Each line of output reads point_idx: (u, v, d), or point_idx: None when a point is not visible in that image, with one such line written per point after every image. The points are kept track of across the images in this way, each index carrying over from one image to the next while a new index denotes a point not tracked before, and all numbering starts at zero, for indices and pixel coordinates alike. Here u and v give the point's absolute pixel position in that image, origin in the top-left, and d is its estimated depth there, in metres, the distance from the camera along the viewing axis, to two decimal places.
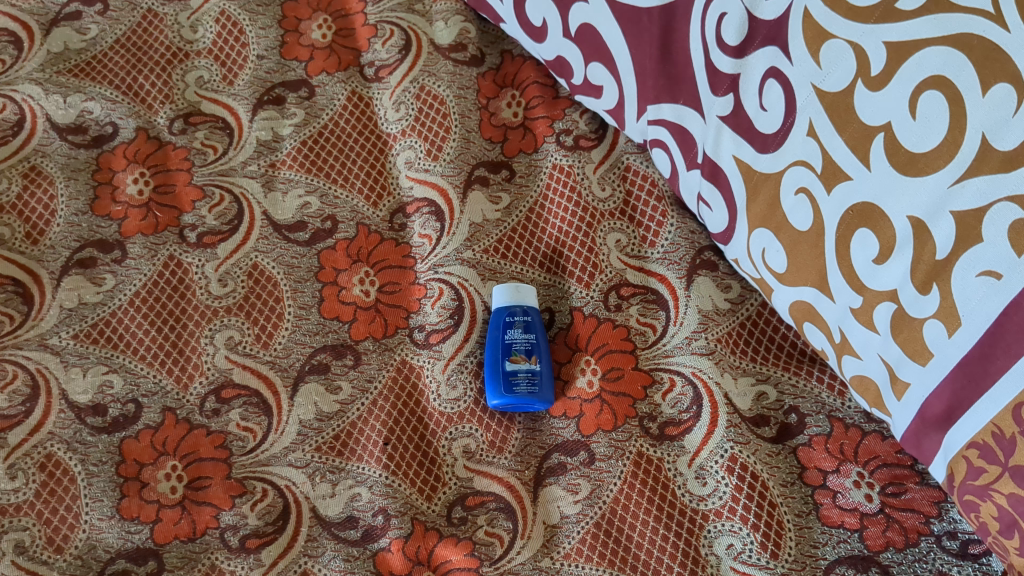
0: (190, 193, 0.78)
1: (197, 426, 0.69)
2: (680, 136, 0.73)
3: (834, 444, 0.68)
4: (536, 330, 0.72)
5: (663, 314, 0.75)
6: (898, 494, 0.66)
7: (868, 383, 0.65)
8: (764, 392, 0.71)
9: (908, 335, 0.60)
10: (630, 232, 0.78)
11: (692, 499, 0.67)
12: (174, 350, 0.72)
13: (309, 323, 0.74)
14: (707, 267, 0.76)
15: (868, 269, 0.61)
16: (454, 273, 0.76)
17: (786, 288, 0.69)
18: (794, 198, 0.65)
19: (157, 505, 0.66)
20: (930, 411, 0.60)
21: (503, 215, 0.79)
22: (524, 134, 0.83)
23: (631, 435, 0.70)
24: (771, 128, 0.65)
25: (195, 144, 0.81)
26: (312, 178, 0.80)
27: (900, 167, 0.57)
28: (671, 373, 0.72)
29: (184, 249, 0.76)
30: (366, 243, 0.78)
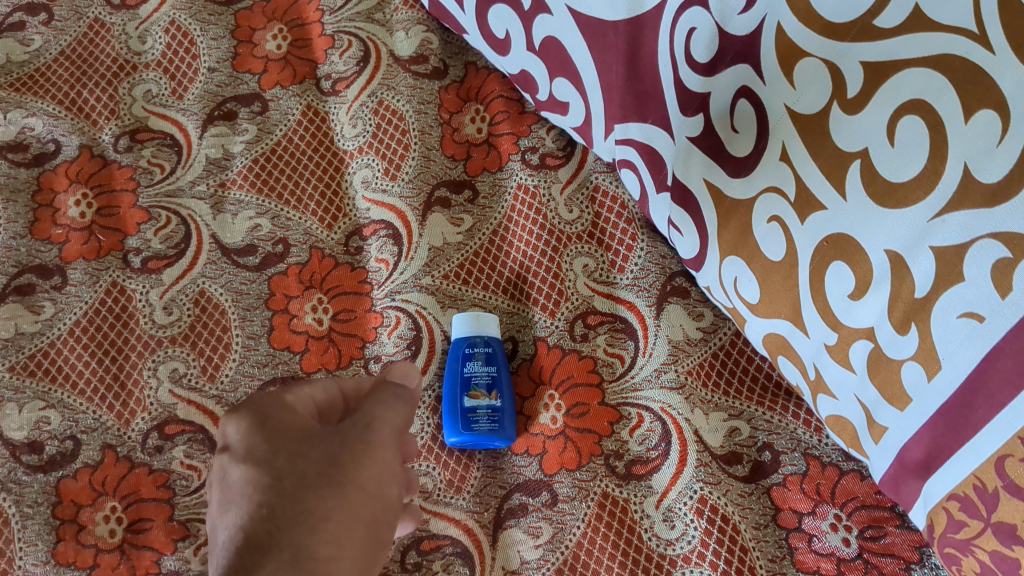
0: (135, 215, 0.75)
1: (139, 465, 0.66)
2: (649, 157, 0.69)
3: (811, 484, 0.65)
4: (497, 363, 0.68)
5: (632, 345, 0.71)
6: (877, 537, 0.62)
7: (844, 424, 0.61)
8: (736, 428, 0.67)
9: (885, 377, 0.56)
10: (598, 255, 0.74)
11: (659, 544, 0.64)
12: (115, 384, 0.69)
13: (257, 355, 0.70)
14: (678, 294, 0.72)
15: (843, 304, 0.57)
16: (411, 301, 0.72)
17: (758, 320, 0.65)
18: (767, 226, 0.61)
19: (95, 549, 0.63)
20: (909, 457, 0.56)
21: (465, 238, 0.75)
22: (488, 151, 0.78)
23: (596, 475, 0.66)
24: (743, 151, 0.61)
25: (142, 162, 0.77)
26: (263, 200, 0.76)
27: (877, 197, 0.53)
28: (639, 408, 0.68)
29: (128, 275, 0.72)
30: (319, 268, 0.73)
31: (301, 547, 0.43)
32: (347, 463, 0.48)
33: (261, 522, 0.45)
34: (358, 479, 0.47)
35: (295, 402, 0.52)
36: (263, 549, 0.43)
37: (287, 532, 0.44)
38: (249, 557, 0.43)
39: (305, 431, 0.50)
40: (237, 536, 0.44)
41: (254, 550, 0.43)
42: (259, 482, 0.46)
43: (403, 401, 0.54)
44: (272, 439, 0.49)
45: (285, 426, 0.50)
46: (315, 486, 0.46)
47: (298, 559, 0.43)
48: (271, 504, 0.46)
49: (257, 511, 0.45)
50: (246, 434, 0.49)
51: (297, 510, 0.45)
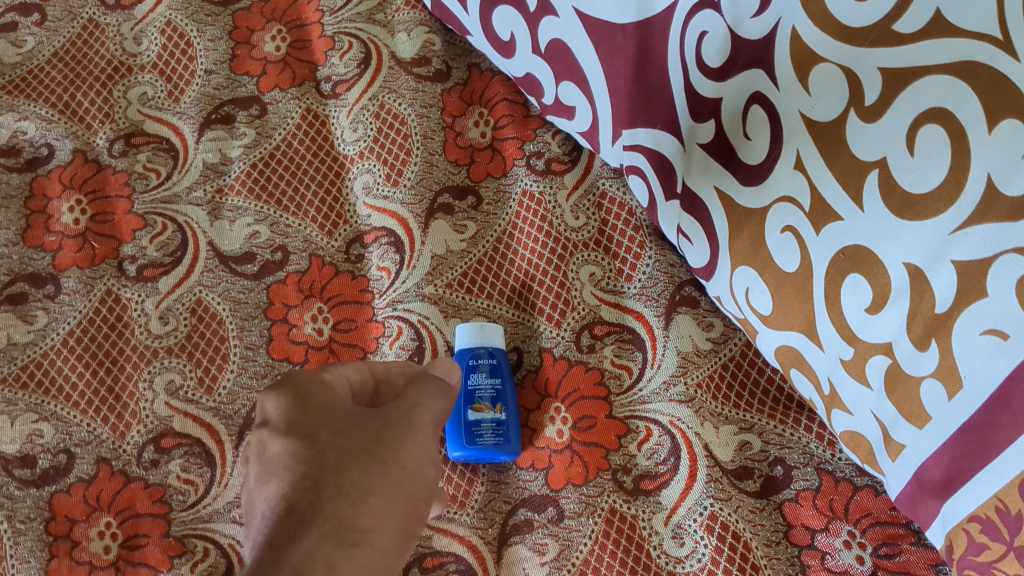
0: (130, 222, 0.73)
1: (135, 479, 0.65)
2: (658, 164, 0.67)
3: (824, 500, 0.63)
4: (502, 375, 0.66)
5: (640, 355, 0.69)
6: (892, 555, 0.60)
7: (859, 440, 0.60)
8: (747, 442, 0.66)
9: (903, 394, 0.54)
10: (605, 264, 0.72)
11: (668, 561, 0.62)
12: (110, 396, 0.67)
13: (256, 366, 0.68)
14: (687, 303, 0.70)
15: (860, 318, 0.55)
16: (413, 310, 0.70)
17: (771, 331, 0.63)
18: (780, 237, 0.59)
19: (88, 566, 0.61)
20: (928, 476, 0.55)
21: (468, 246, 0.73)
22: (492, 156, 0.77)
23: (603, 490, 0.65)
24: (756, 159, 0.60)
25: (137, 167, 0.75)
26: (261, 206, 0.74)
27: (896, 209, 0.51)
28: (648, 421, 0.67)
29: (123, 283, 0.71)
30: (319, 276, 0.72)
31: (343, 519, 0.44)
32: (390, 442, 0.48)
33: (304, 493, 0.44)
34: (399, 458, 0.47)
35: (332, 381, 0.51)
36: (307, 518, 0.43)
37: (330, 504, 0.44)
38: (292, 524, 0.43)
39: (345, 411, 0.50)
40: (279, 504, 0.44)
41: (296, 519, 0.43)
42: (301, 453, 0.46)
43: (443, 392, 0.54)
44: (313, 416, 0.49)
45: (326, 404, 0.49)
46: (359, 460, 0.46)
47: (340, 530, 0.43)
48: (314, 476, 0.45)
49: (300, 482, 0.45)
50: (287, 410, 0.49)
51: (340, 483, 0.45)
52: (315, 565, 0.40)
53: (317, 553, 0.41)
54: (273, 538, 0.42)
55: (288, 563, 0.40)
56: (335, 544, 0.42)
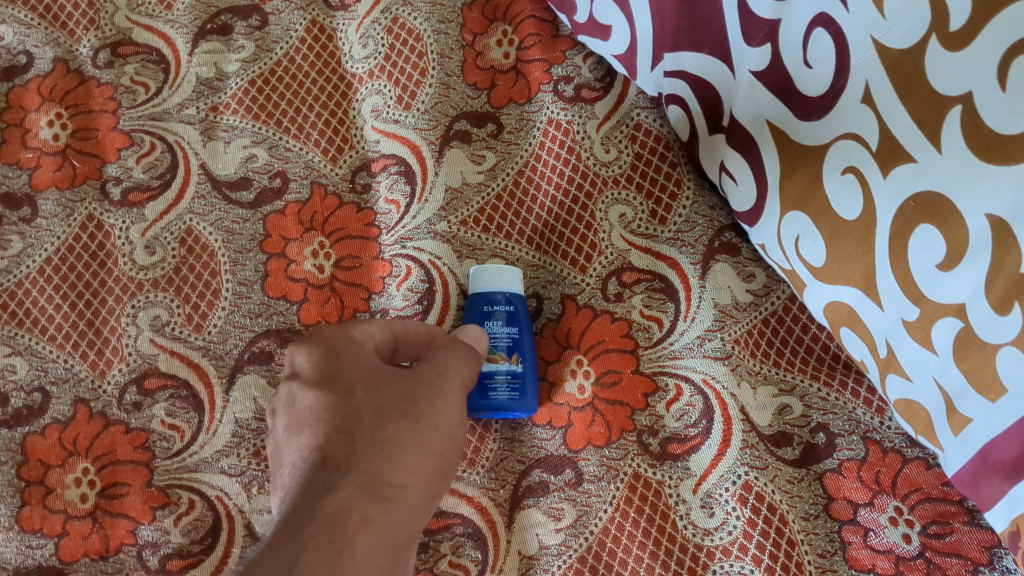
0: (115, 139, 0.66)
1: (115, 423, 0.59)
2: (704, 93, 0.61)
3: (869, 472, 0.57)
4: (520, 323, 0.60)
5: (672, 307, 0.62)
6: (942, 535, 0.54)
7: (916, 409, 0.54)
8: (787, 405, 0.60)
9: (975, 362, 0.48)
10: (637, 203, 0.65)
11: (695, 533, 0.57)
12: (89, 331, 0.62)
13: (249, 304, 0.62)
14: (727, 250, 0.63)
15: (930, 275, 0.49)
16: (424, 249, 0.64)
17: (822, 285, 0.57)
18: (841, 179, 0.53)
19: (63, 516, 0.57)
20: (996, 455, 0.48)
21: (486, 178, 0.66)
22: (516, 80, 0.69)
23: (626, 453, 0.59)
24: (816, 91, 0.52)
25: (124, 80, 0.68)
26: (259, 126, 0.67)
27: (979, 152, 0.44)
28: (678, 379, 0.61)
29: (106, 208, 0.65)
30: (321, 207, 0.65)
31: (376, 474, 0.44)
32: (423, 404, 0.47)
33: (339, 445, 0.44)
34: (433, 416, 0.47)
35: (364, 337, 0.51)
36: (341, 470, 0.43)
37: (364, 458, 0.44)
38: (326, 475, 0.43)
39: (375, 367, 0.49)
40: (313, 455, 0.44)
41: (331, 470, 0.43)
42: (335, 406, 0.46)
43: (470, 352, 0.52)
44: (345, 371, 0.49)
45: (357, 362, 0.49)
46: (393, 417, 0.46)
47: (375, 484, 0.43)
48: (349, 429, 0.45)
49: (334, 434, 0.45)
50: (319, 364, 0.49)
51: (375, 437, 0.45)
52: (349, 519, 0.41)
53: (352, 506, 0.42)
54: (309, 487, 0.42)
55: (323, 513, 0.41)
56: (369, 497, 0.43)
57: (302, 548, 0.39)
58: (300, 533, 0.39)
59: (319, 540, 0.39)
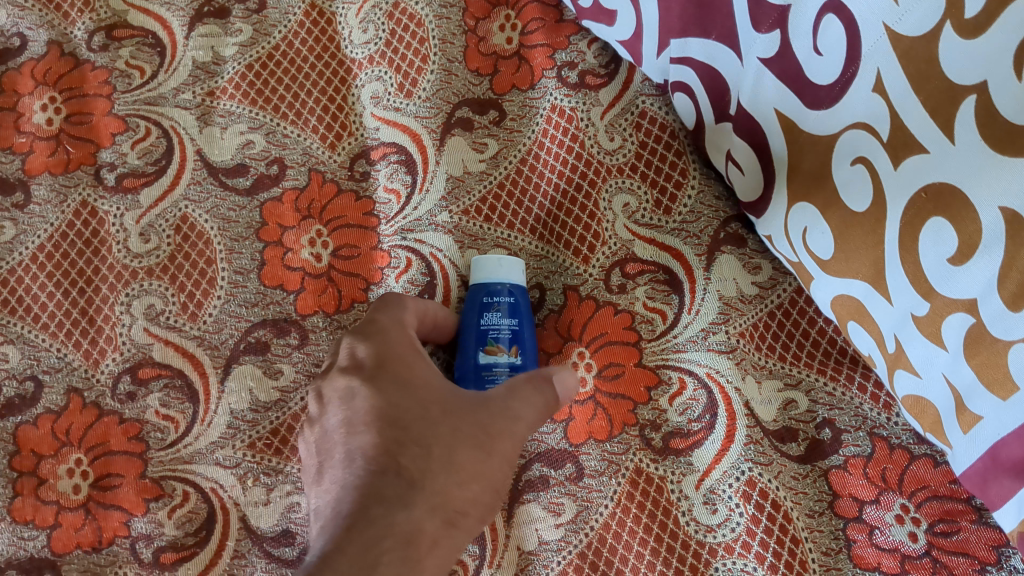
0: (109, 124, 0.65)
1: (108, 413, 0.59)
2: (710, 80, 0.59)
3: (876, 469, 0.56)
4: (521, 316, 0.58)
5: (676, 299, 0.61)
6: (948, 534, 0.53)
7: (925, 406, 0.53)
8: (793, 400, 0.58)
9: (985, 359, 0.47)
10: (642, 193, 0.64)
11: (698, 530, 0.56)
12: (83, 320, 0.61)
13: (245, 293, 0.61)
14: (733, 242, 0.62)
15: (941, 270, 0.47)
16: (426, 241, 0.63)
17: (829, 278, 0.56)
18: (851, 170, 0.51)
19: (56, 507, 0.56)
20: (1006, 453, 0.47)
21: (489, 167, 0.65)
22: (518, 66, 0.68)
23: (628, 448, 0.58)
24: (826, 79, 0.51)
25: (119, 63, 0.67)
26: (256, 112, 0.66)
27: (994, 143, 0.43)
28: (681, 372, 0.60)
29: (100, 194, 0.64)
30: (319, 195, 0.64)
31: (448, 498, 0.46)
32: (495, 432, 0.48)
33: (414, 459, 0.47)
34: (499, 450, 0.48)
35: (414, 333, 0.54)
36: (415, 487, 0.46)
37: (438, 478, 0.46)
38: (397, 488, 0.45)
39: (440, 380, 0.51)
40: (381, 462, 0.46)
41: (405, 484, 0.46)
42: (395, 410, 0.48)
43: (545, 389, 0.51)
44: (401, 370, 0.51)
45: (424, 377, 0.50)
46: (465, 443, 0.47)
47: (445, 509, 0.46)
48: (422, 444, 0.47)
49: (406, 445, 0.47)
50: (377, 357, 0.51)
51: (448, 459, 0.47)
52: (421, 539, 0.45)
53: (424, 528, 0.45)
54: (382, 498, 0.45)
55: (396, 529, 0.44)
56: (440, 521, 0.46)
57: (379, 559, 0.42)
58: (375, 546, 0.43)
59: (394, 554, 0.43)
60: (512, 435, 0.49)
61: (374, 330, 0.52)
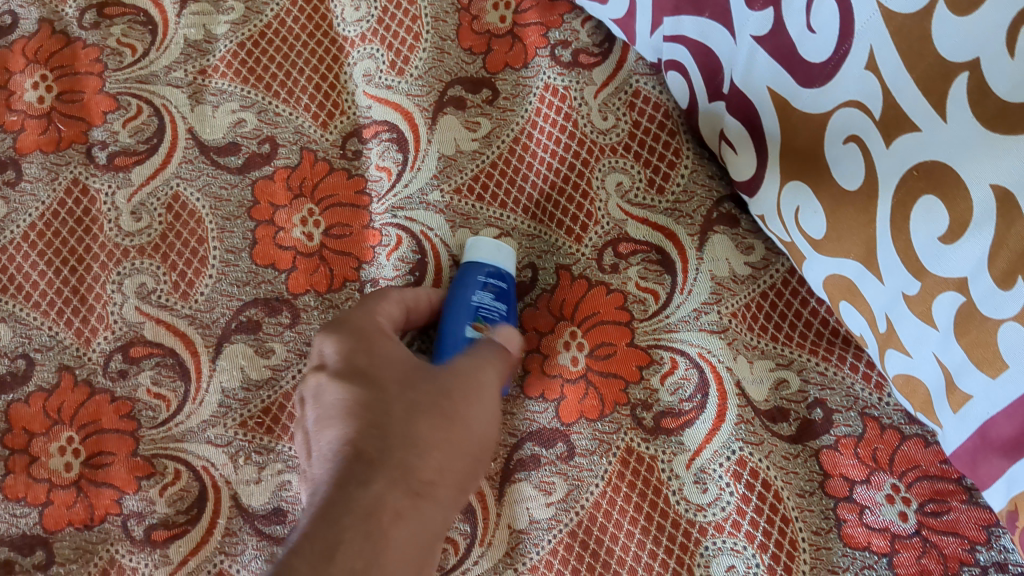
0: (101, 102, 0.65)
1: (100, 391, 0.59)
2: (703, 58, 0.59)
3: (867, 449, 0.56)
4: (508, 302, 0.59)
5: (669, 280, 0.61)
6: (938, 513, 0.53)
7: (915, 385, 0.53)
8: (785, 380, 0.58)
9: (976, 338, 0.46)
10: (635, 172, 0.64)
11: (688, 509, 0.56)
12: (74, 298, 0.61)
13: (237, 272, 0.61)
14: (726, 222, 0.62)
15: (933, 249, 0.47)
16: (417, 219, 0.62)
17: (822, 258, 0.56)
18: (843, 148, 0.51)
19: (47, 484, 0.56)
20: (996, 432, 0.47)
21: (481, 146, 0.65)
22: (512, 44, 0.68)
23: (619, 427, 0.58)
24: (819, 57, 0.51)
25: (111, 41, 0.67)
26: (248, 90, 0.66)
27: (986, 121, 0.42)
28: (674, 352, 0.60)
29: (92, 172, 0.64)
30: (311, 173, 0.64)
31: (412, 470, 0.45)
32: (457, 397, 0.49)
33: (371, 439, 0.46)
34: (464, 416, 0.49)
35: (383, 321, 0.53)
36: (375, 463, 0.45)
37: (399, 452, 0.45)
38: (358, 469, 0.44)
39: (403, 360, 0.50)
40: (345, 448, 0.46)
41: (366, 465, 0.45)
42: (364, 400, 0.48)
43: (498, 356, 0.53)
44: (369, 361, 0.50)
45: (388, 359, 0.50)
46: (426, 413, 0.47)
47: (410, 481, 0.45)
48: (380, 424, 0.47)
49: (366, 428, 0.46)
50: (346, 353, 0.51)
51: (409, 434, 0.46)
52: (383, 512, 0.43)
53: (387, 500, 0.44)
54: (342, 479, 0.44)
55: (357, 505, 0.43)
56: (404, 494, 0.45)
57: (339, 538, 0.41)
58: (335, 523, 0.41)
59: (355, 531, 0.42)
60: (475, 399, 0.50)
61: (340, 324, 0.52)
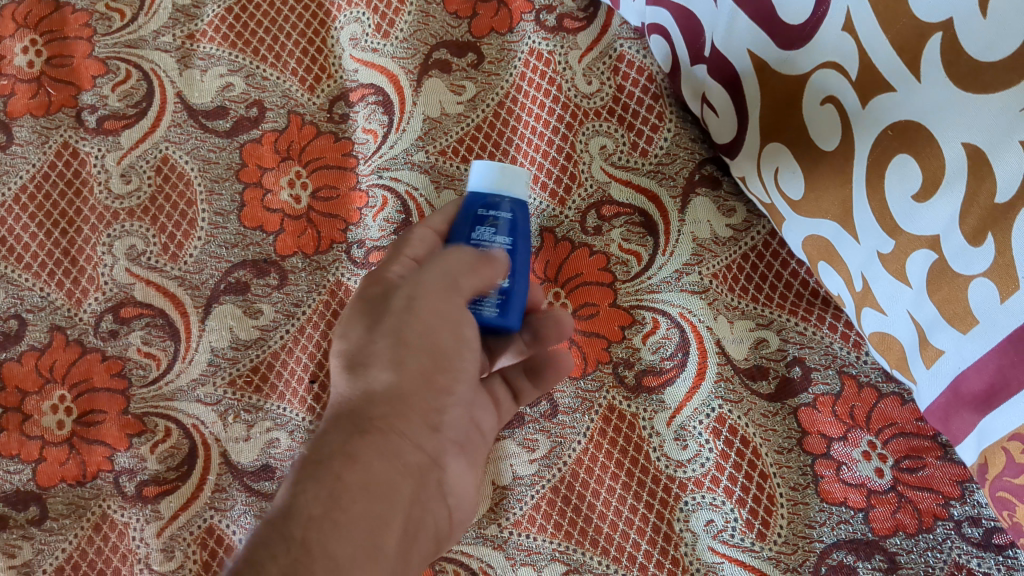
0: (90, 67, 0.66)
1: (91, 350, 0.60)
2: (685, 22, 0.59)
3: (844, 407, 0.57)
4: (518, 236, 0.48)
5: (651, 241, 0.62)
6: (914, 469, 0.55)
7: (890, 342, 0.54)
8: (764, 339, 0.59)
9: (947, 295, 0.47)
10: (619, 136, 0.65)
11: (668, 465, 0.57)
12: (65, 260, 0.62)
13: (225, 234, 0.62)
14: (708, 184, 0.63)
15: (906, 207, 0.48)
16: (401, 179, 0.63)
17: (800, 219, 0.57)
18: (821, 110, 0.52)
19: (40, 442, 0.58)
20: (967, 387, 0.48)
21: (466, 109, 0.65)
22: (497, 9, 0.68)
23: (602, 386, 0.59)
24: (797, 19, 0.51)
25: (99, 7, 0.68)
26: (236, 55, 0.66)
27: (958, 80, 0.42)
28: (656, 313, 0.61)
29: (82, 135, 0.64)
30: (298, 136, 0.64)
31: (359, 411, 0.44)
32: (411, 332, 0.45)
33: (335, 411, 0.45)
34: (408, 339, 0.45)
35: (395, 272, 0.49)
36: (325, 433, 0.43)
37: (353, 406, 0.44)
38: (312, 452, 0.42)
39: (379, 297, 0.48)
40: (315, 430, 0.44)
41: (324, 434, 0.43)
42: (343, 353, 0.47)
43: (450, 256, 0.46)
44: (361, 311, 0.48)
45: (368, 302, 0.48)
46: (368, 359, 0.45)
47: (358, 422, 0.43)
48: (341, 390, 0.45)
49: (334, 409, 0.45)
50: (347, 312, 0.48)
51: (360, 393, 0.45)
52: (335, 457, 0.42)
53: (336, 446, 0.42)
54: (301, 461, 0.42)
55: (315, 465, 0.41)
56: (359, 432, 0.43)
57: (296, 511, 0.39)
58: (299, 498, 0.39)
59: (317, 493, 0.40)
60: (427, 323, 0.45)
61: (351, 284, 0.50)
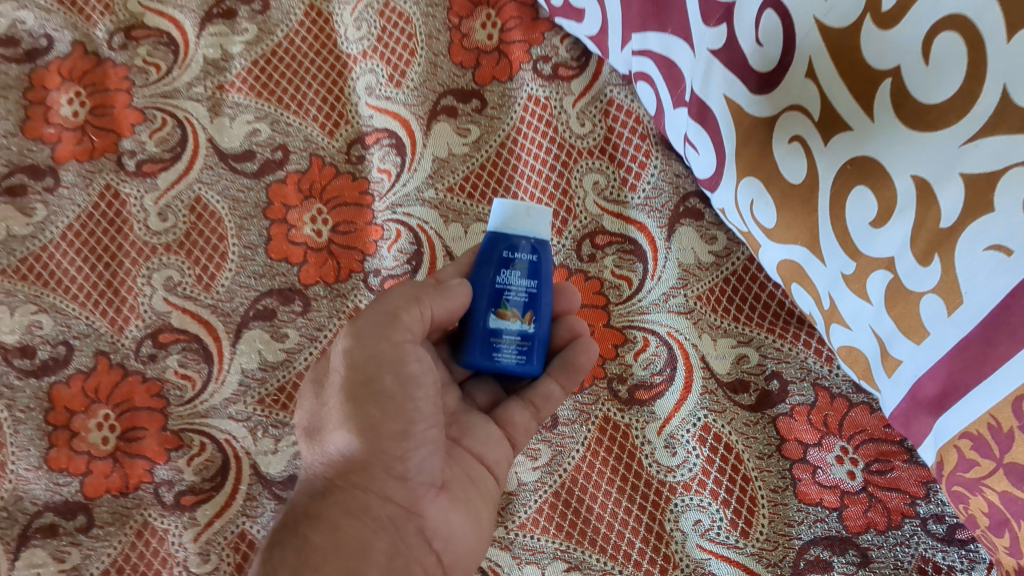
0: (129, 116, 0.72)
1: (132, 373, 0.65)
2: (667, 70, 0.66)
3: (818, 416, 0.63)
4: (541, 278, 0.56)
5: (641, 267, 0.68)
6: (883, 472, 0.60)
7: (857, 355, 0.59)
8: (745, 355, 0.65)
9: (902, 310, 0.53)
10: (609, 172, 0.71)
11: (659, 470, 0.63)
12: (108, 291, 0.68)
13: (254, 265, 0.68)
14: (691, 216, 0.69)
15: (864, 231, 0.54)
16: (413, 214, 0.69)
17: (774, 245, 0.63)
18: (788, 147, 0.58)
19: (87, 457, 0.63)
20: (923, 392, 0.54)
21: (471, 150, 0.72)
22: (499, 60, 0.75)
23: (598, 399, 0.65)
24: (766, 67, 0.57)
25: (137, 61, 0.74)
26: (262, 103, 0.73)
27: (906, 119, 0.48)
28: (646, 332, 0.67)
29: (122, 178, 0.71)
30: (320, 177, 0.71)
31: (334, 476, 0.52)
32: (357, 381, 0.52)
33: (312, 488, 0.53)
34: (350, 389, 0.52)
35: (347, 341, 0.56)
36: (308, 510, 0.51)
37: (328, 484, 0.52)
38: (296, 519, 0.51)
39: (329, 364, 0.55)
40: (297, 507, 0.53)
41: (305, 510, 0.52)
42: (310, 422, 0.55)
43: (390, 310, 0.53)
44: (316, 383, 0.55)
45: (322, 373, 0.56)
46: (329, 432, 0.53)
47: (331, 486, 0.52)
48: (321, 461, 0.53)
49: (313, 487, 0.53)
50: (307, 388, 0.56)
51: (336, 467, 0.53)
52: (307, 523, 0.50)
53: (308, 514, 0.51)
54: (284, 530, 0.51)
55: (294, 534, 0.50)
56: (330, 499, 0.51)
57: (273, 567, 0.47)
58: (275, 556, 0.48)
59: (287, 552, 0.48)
60: (368, 368, 0.52)
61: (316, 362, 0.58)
